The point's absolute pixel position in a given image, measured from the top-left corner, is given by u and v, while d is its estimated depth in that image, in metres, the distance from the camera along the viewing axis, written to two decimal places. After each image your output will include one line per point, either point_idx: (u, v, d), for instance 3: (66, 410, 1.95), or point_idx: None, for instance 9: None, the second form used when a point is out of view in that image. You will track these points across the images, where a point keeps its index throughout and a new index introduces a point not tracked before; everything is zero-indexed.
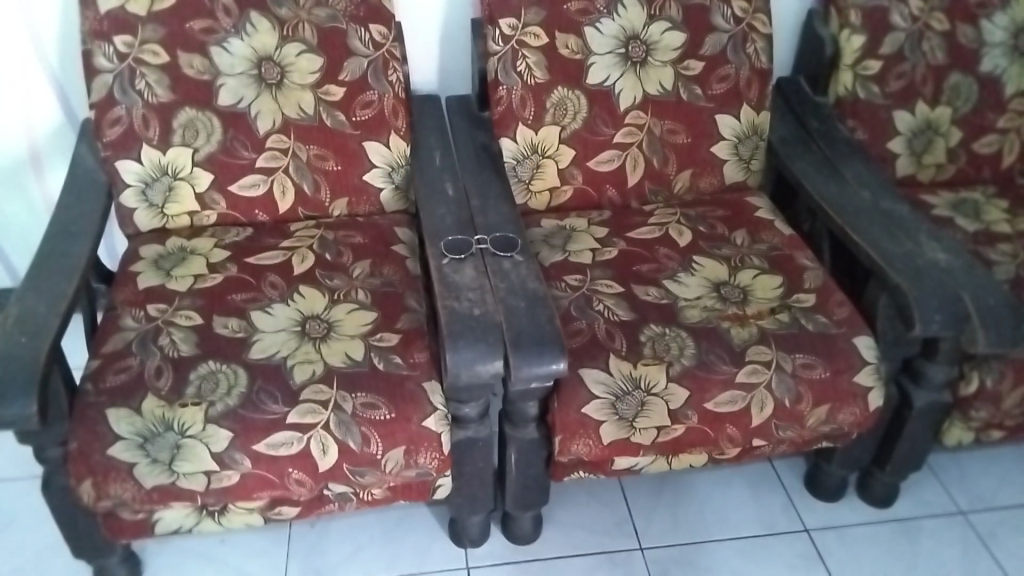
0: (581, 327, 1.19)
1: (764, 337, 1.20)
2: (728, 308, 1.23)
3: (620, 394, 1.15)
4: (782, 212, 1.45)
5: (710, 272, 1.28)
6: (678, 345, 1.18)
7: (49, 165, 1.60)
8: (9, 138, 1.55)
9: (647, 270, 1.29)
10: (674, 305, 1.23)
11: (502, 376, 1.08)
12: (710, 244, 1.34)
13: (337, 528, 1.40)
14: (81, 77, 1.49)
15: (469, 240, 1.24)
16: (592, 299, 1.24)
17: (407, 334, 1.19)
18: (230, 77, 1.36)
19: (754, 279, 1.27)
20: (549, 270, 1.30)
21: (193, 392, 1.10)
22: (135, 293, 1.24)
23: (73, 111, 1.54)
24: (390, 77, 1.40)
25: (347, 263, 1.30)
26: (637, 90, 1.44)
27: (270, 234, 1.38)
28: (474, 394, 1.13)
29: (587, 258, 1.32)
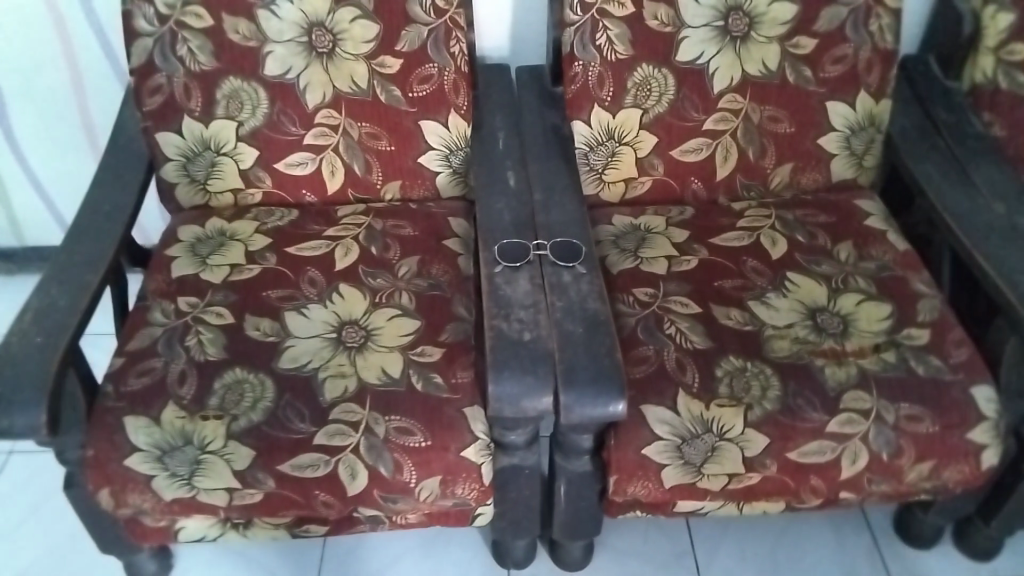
0: (647, 354, 1.05)
1: (864, 380, 1.02)
2: (823, 341, 1.06)
3: (687, 437, 1.00)
4: (895, 219, 1.25)
5: (805, 294, 1.11)
6: (760, 385, 1.02)
7: (98, 116, 1.53)
8: (58, 89, 1.48)
9: (731, 287, 1.12)
10: (759, 334, 1.06)
11: (552, 413, 0.95)
12: (807, 258, 1.16)
13: (375, 540, 1.31)
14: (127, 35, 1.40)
15: (527, 244, 1.09)
16: (663, 320, 1.08)
17: (452, 349, 1.07)
18: (278, 45, 1.23)
19: (856, 306, 1.09)
20: (616, 280, 1.15)
21: (215, 403, 1.01)
22: (168, 282, 1.16)
23: (117, 60, 1.44)
24: (451, 48, 1.25)
25: (393, 260, 1.18)
26: (734, 70, 1.25)
27: (315, 218, 1.27)
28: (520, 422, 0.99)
29: (661, 268, 1.16)
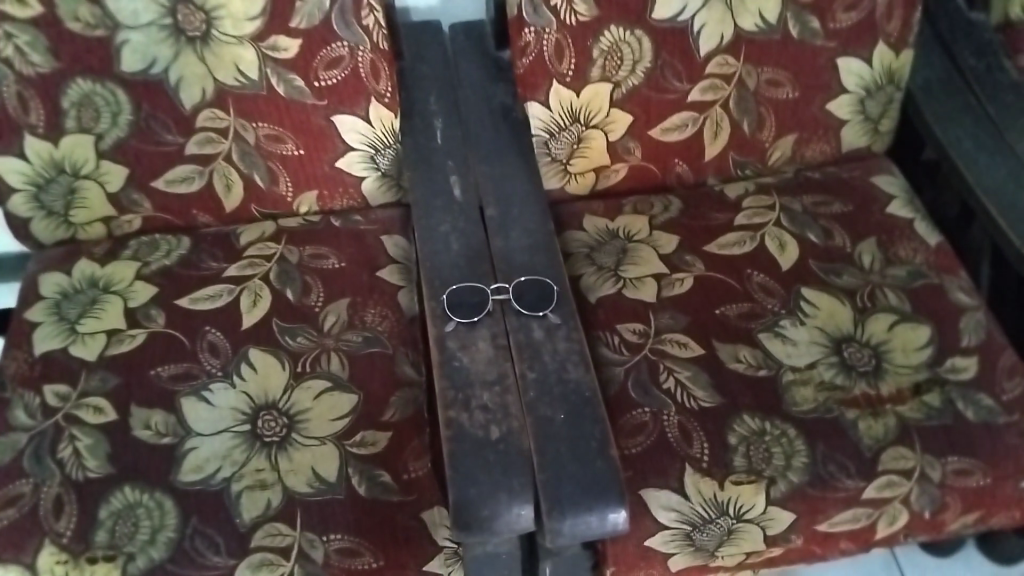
0: (644, 420, 0.85)
1: (904, 433, 0.84)
2: (854, 385, 0.86)
3: (698, 523, 0.82)
4: (918, 200, 1.04)
5: (826, 320, 0.91)
6: (783, 452, 0.83)
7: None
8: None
9: (737, 316, 0.91)
10: (776, 380, 0.87)
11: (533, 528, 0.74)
12: (823, 267, 0.95)
13: None
14: None
15: (487, 289, 0.86)
16: (659, 370, 0.88)
17: (399, 431, 0.85)
18: (135, 31, 0.93)
19: (889, 332, 0.89)
20: (596, 313, 0.93)
21: (103, 540, 0.79)
22: (30, 364, 0.90)
23: None
24: (364, 20, 0.96)
25: (315, 307, 0.94)
26: (725, 25, 0.99)
27: (212, 249, 1.01)
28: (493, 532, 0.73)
29: (650, 294, 0.94)
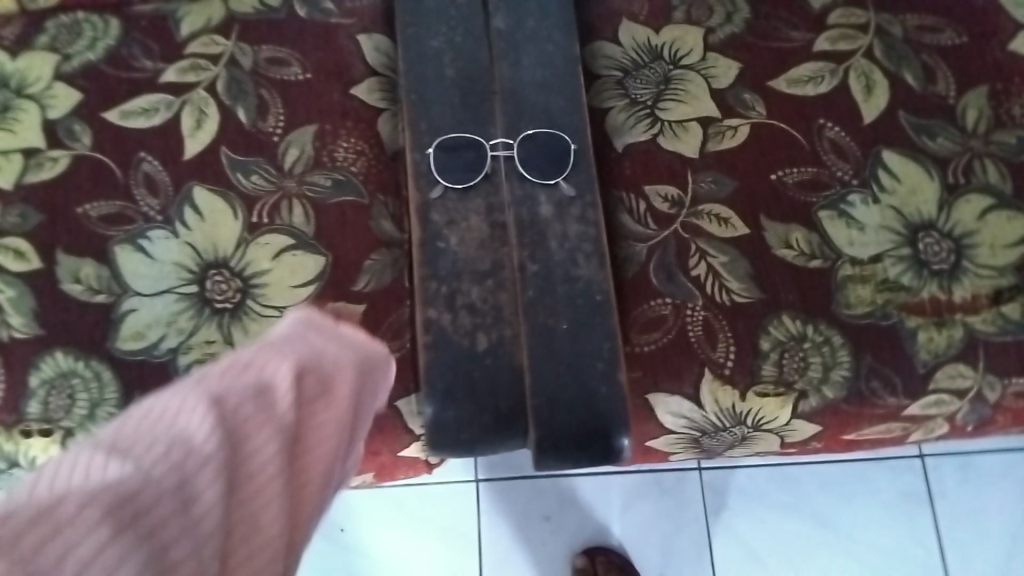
0: (662, 314, 0.71)
1: (970, 348, 0.71)
2: (923, 288, 0.71)
3: (709, 430, 0.73)
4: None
5: (904, 199, 0.73)
6: (823, 363, 0.70)
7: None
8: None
9: (794, 185, 0.74)
10: (829, 275, 0.71)
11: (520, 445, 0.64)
12: (914, 123, 0.75)
13: None
14: None
15: (485, 146, 0.68)
16: (689, 251, 0.72)
17: (374, 304, 0.72)
18: None
19: (979, 222, 0.72)
20: (620, 167, 0.76)
21: (37, 411, 0.68)
22: None
23: None
24: None
25: (274, 135, 0.76)
26: None
27: (145, 40, 0.78)
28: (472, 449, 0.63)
29: (691, 146, 0.75)
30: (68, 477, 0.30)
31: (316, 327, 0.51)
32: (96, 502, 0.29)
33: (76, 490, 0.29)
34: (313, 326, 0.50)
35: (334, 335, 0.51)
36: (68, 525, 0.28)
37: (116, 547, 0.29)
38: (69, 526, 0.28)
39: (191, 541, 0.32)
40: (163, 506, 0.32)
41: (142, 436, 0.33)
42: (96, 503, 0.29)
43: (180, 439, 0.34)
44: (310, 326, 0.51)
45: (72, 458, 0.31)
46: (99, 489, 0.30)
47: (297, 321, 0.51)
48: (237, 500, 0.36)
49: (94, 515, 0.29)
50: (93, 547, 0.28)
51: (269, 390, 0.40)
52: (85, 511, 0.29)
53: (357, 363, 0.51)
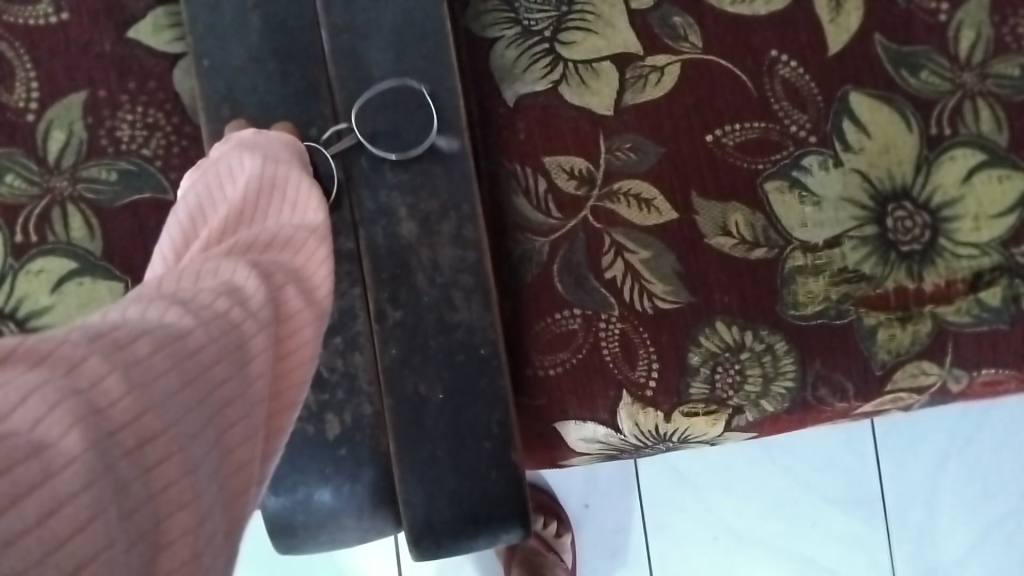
0: (569, 330, 0.57)
1: (936, 344, 0.58)
2: (889, 276, 0.58)
3: (629, 450, 0.61)
4: None
5: (875, 160, 0.57)
6: (763, 372, 0.58)
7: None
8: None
9: (736, 149, 0.57)
10: (776, 266, 0.57)
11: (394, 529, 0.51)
12: (892, 53, 0.57)
13: None
14: None
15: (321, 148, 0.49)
16: (601, 246, 0.56)
17: None
18: None
19: (962, 188, 0.57)
20: (512, 131, 0.57)
21: None
22: None
23: None
24: None
25: (28, 113, 0.54)
26: None
27: None
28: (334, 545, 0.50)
29: (604, 97, 0.56)
30: (121, 351, 0.29)
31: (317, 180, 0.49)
32: (92, 435, 0.26)
33: (76, 393, 0.27)
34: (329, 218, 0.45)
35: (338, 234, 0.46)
36: (52, 476, 0.25)
37: (103, 503, 0.26)
38: (62, 420, 0.26)
39: (167, 499, 0.28)
40: (165, 445, 0.28)
41: (146, 345, 0.30)
42: (80, 425, 0.26)
43: (156, 392, 0.29)
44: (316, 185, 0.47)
45: (78, 363, 0.28)
46: (88, 414, 0.26)
47: (300, 167, 0.46)
48: (227, 417, 0.32)
49: (83, 415, 0.26)
50: (85, 498, 0.25)
51: (258, 305, 0.36)
52: (73, 433, 0.26)
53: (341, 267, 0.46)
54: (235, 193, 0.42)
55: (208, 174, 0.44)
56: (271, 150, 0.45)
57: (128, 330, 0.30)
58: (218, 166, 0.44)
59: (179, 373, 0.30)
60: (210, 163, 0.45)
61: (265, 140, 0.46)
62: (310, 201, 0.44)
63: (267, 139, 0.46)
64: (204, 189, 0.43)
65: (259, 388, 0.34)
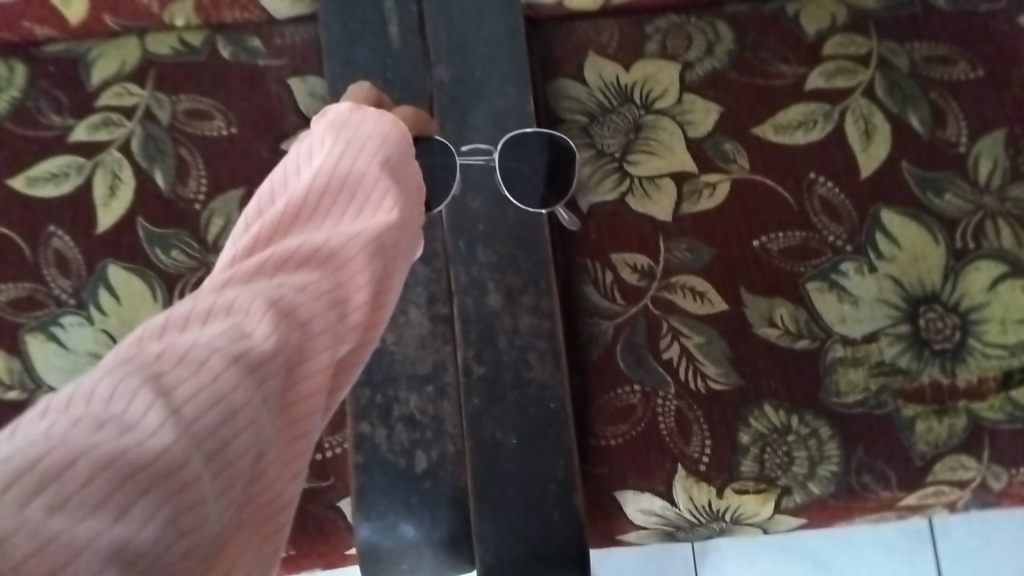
0: (631, 405, 0.64)
1: (973, 438, 0.63)
2: (923, 370, 0.64)
3: (684, 526, 0.66)
4: None
5: (907, 268, 0.65)
6: (808, 455, 0.63)
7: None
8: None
9: (779, 253, 0.65)
10: (817, 357, 0.64)
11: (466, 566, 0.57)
12: (918, 177, 0.66)
13: None
14: None
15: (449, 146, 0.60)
16: (660, 330, 0.65)
17: None
18: None
19: (988, 294, 0.64)
20: (585, 230, 0.67)
21: None
22: None
23: None
24: None
25: (196, 203, 0.68)
26: None
27: (52, 91, 0.71)
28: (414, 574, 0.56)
29: (665, 206, 0.67)
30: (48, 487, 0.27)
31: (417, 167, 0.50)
32: None
33: None
34: (399, 221, 0.45)
35: (405, 237, 0.46)
36: None
37: None
38: None
39: None
40: None
41: (83, 471, 0.27)
42: None
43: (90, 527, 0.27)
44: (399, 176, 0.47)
45: None
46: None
47: (382, 163, 0.46)
48: (196, 512, 0.30)
49: None
50: None
51: (252, 373, 0.34)
52: None
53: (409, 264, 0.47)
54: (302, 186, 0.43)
55: (293, 156, 0.46)
56: (357, 141, 0.46)
57: (63, 452, 0.27)
58: (303, 147, 0.46)
59: (123, 494, 0.28)
60: (301, 142, 0.47)
61: (359, 127, 0.47)
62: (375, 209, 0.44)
63: (362, 122, 0.48)
64: (286, 170, 0.45)
65: (240, 461, 0.32)
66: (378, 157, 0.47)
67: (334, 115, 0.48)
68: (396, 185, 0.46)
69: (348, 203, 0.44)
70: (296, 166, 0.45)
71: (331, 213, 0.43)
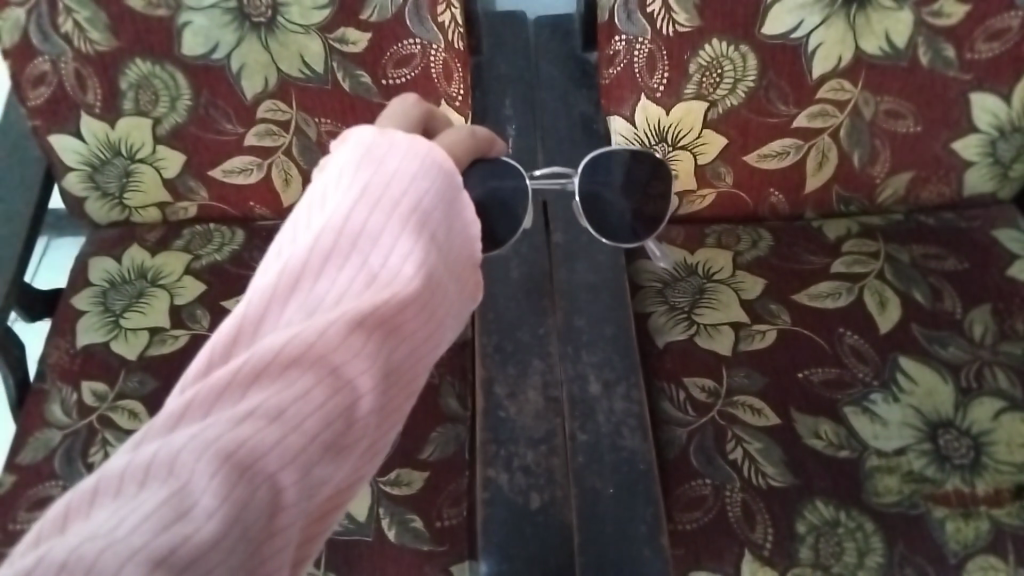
0: (703, 494, 0.77)
1: (997, 541, 0.74)
2: (946, 480, 0.77)
3: None
4: None
5: (923, 399, 0.80)
6: (857, 548, 0.74)
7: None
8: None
9: (819, 382, 0.82)
10: (858, 464, 0.77)
11: None
12: (926, 334, 0.85)
13: None
14: None
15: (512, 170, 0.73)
16: (726, 436, 0.79)
17: (437, 472, 0.80)
18: (198, 14, 0.88)
19: (993, 421, 0.79)
20: (662, 359, 0.85)
21: None
22: (71, 355, 0.88)
23: None
24: (438, 17, 0.89)
25: None
26: (845, 47, 0.88)
27: (264, 246, 0.97)
28: None
29: (725, 343, 0.85)
30: None
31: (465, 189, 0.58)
32: None
33: None
34: (411, 289, 0.48)
35: (411, 313, 0.48)
36: None
37: None
38: None
39: None
40: None
41: None
42: None
43: None
44: (421, 222, 0.51)
45: None
46: None
47: (401, 220, 0.50)
48: None
49: None
50: None
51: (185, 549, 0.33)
52: None
53: (430, 329, 0.49)
54: (302, 251, 0.46)
55: (309, 206, 0.49)
56: (373, 194, 0.50)
57: None
58: (321, 188, 0.50)
59: None
60: (324, 179, 0.51)
61: (384, 180, 0.51)
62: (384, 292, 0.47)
63: (386, 169, 0.51)
64: (298, 223, 0.48)
65: None
66: (399, 206, 0.50)
67: (366, 146, 0.52)
68: (415, 238, 0.50)
69: (358, 262, 0.47)
70: (310, 214, 0.49)
71: (338, 273, 0.46)
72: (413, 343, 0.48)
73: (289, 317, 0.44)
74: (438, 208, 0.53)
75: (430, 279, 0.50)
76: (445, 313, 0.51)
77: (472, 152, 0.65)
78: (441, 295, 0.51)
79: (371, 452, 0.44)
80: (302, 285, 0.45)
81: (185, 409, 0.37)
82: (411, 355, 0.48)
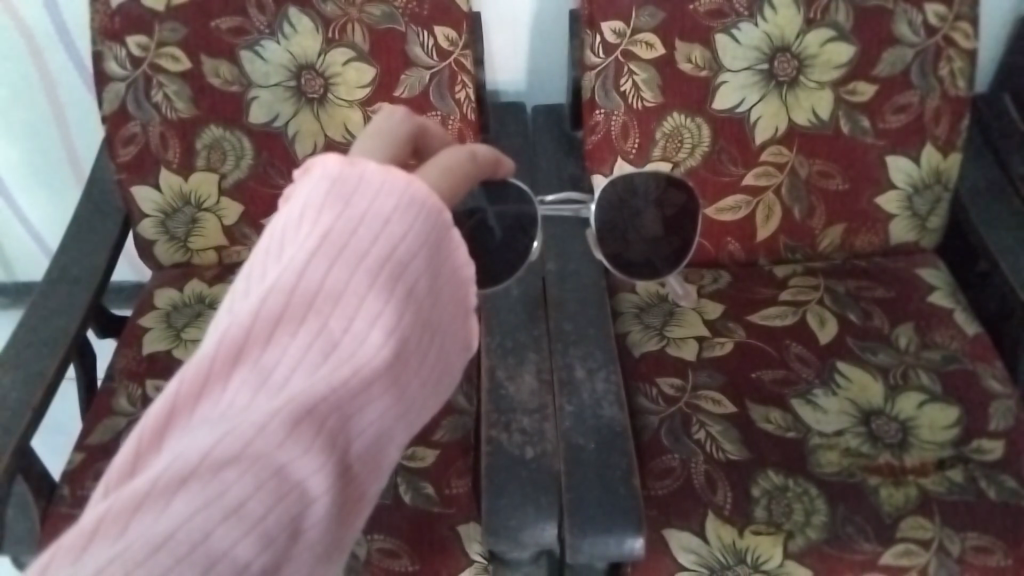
0: (672, 466, 0.90)
1: (925, 504, 0.86)
2: (879, 455, 0.90)
3: (716, 568, 0.84)
4: (949, 295, 1.07)
5: (857, 392, 0.96)
6: (803, 509, 0.86)
7: (81, 144, 1.35)
8: (31, 113, 1.30)
9: (769, 380, 0.98)
10: (803, 442, 0.92)
11: (557, 544, 0.80)
12: (860, 344, 1.01)
13: None
14: (93, 48, 1.20)
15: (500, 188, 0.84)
16: (691, 422, 0.94)
17: (448, 451, 0.94)
18: (264, 90, 1.10)
19: (918, 410, 0.94)
20: (638, 365, 1.01)
21: None
22: (137, 360, 1.04)
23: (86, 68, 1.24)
24: (457, 93, 1.13)
25: None
26: (780, 120, 1.09)
27: None
28: (526, 539, 0.78)
29: (691, 351, 1.02)
30: None
31: (455, 225, 0.46)
32: None
33: None
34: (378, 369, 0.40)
35: (372, 405, 0.40)
36: None
37: None
38: None
39: None
40: None
41: None
42: None
43: None
44: (396, 276, 0.41)
45: None
46: None
47: (374, 279, 0.40)
48: None
49: None
50: None
51: None
52: None
53: (402, 410, 0.43)
54: (243, 319, 0.37)
55: (266, 246, 0.40)
56: (338, 247, 0.40)
57: None
58: (284, 220, 0.41)
59: None
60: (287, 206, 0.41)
61: (351, 228, 0.40)
62: (346, 374, 0.39)
63: (352, 216, 0.40)
64: (251, 273, 0.40)
65: None
66: (369, 263, 0.40)
67: (330, 178, 0.40)
68: (388, 304, 0.41)
69: (314, 328, 0.39)
70: (265, 262, 0.40)
71: (290, 341, 0.38)
72: (375, 433, 0.41)
73: (232, 394, 0.37)
74: (418, 256, 0.42)
75: (407, 348, 0.42)
76: (422, 386, 0.44)
77: (467, 181, 0.50)
78: (423, 362, 0.44)
79: (319, 561, 0.39)
80: (245, 364, 0.37)
81: (95, 527, 0.32)
82: (372, 444, 0.42)
